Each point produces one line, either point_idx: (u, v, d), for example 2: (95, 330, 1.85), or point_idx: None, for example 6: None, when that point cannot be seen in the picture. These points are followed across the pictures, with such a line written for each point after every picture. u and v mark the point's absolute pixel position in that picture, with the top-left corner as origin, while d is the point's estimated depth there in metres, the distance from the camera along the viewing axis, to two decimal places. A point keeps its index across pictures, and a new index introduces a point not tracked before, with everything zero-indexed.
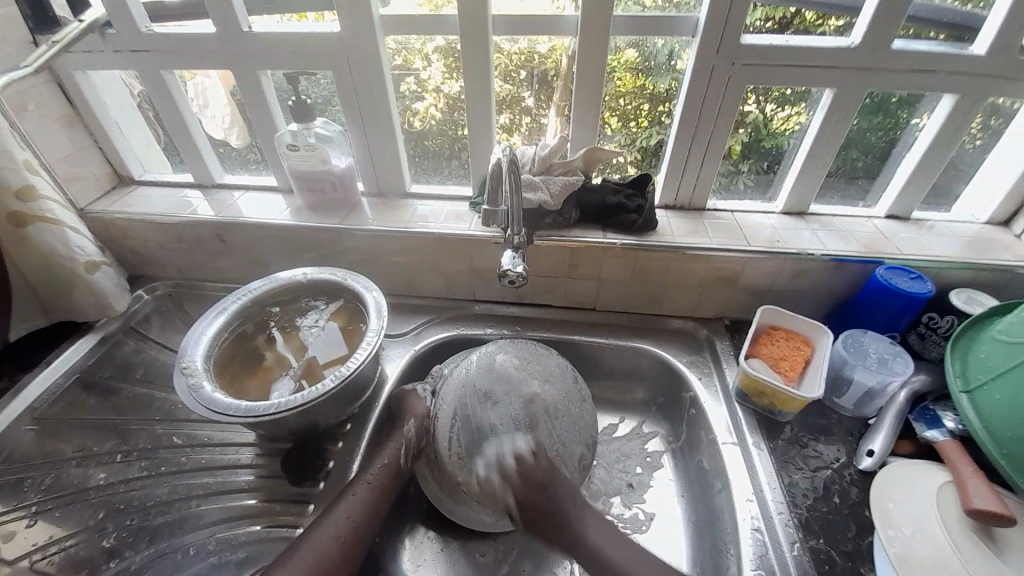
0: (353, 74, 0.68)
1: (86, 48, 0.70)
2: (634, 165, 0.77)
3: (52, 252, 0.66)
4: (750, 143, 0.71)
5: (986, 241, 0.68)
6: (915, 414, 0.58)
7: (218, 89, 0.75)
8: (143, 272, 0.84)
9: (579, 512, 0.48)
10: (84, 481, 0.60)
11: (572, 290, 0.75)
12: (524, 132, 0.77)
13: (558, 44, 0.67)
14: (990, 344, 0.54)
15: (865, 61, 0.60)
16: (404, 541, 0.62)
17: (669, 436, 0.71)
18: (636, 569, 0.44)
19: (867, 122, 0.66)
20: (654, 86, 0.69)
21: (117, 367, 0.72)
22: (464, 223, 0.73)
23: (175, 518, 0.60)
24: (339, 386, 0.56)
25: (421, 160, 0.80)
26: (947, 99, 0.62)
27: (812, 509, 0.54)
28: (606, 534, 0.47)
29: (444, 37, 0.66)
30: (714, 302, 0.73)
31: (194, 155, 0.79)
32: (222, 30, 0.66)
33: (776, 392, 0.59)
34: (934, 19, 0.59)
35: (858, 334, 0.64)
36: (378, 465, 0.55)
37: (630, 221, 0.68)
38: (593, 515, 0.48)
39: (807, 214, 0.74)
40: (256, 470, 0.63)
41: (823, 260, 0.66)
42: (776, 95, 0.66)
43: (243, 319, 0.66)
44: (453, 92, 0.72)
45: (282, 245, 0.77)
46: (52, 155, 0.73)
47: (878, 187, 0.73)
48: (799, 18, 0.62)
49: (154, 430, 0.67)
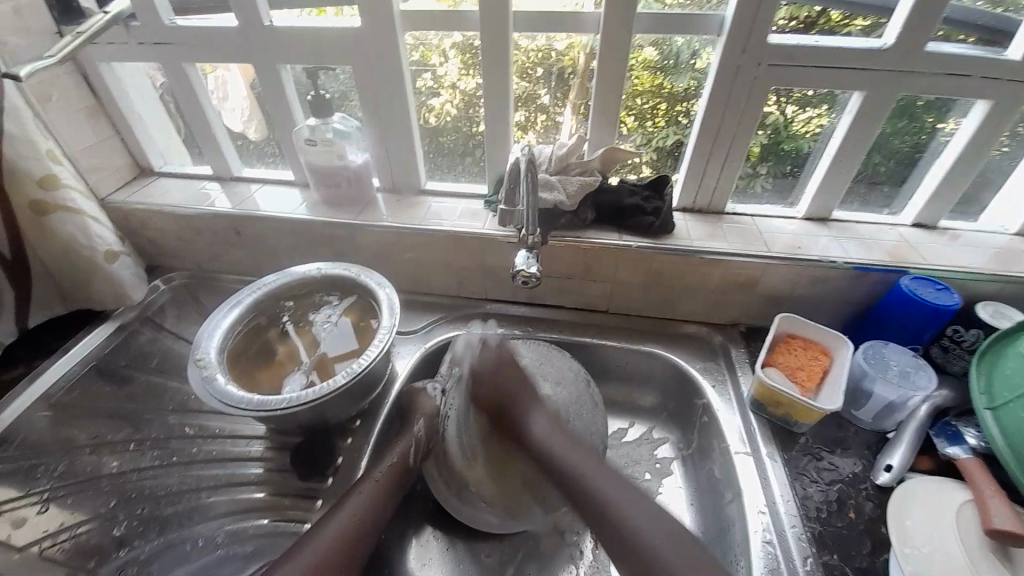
0: (372, 70, 0.68)
1: (110, 40, 0.70)
2: (650, 165, 0.75)
3: (72, 241, 0.67)
4: (769, 145, 0.69)
5: (1016, 252, 0.66)
6: (935, 430, 0.57)
7: (236, 81, 0.75)
8: (160, 262, 0.85)
9: (537, 419, 0.53)
10: (97, 469, 0.61)
11: (585, 292, 0.74)
12: (539, 130, 0.75)
13: (577, 41, 0.66)
14: (1019, 359, 0.52)
15: (896, 64, 0.58)
16: (410, 538, 0.62)
17: (680, 443, 0.70)
18: (597, 477, 0.47)
19: (893, 126, 0.64)
20: (672, 86, 0.67)
21: (132, 356, 0.73)
22: (477, 222, 0.72)
23: (184, 508, 0.61)
24: (350, 382, 0.56)
25: (435, 156, 0.80)
26: (980, 105, 0.60)
27: (827, 524, 0.53)
28: (562, 442, 0.51)
29: (463, 32, 0.66)
30: (730, 308, 0.72)
31: (212, 148, 0.80)
32: (242, 23, 0.66)
33: (793, 403, 0.58)
34: (969, 21, 0.57)
35: (880, 346, 0.62)
36: (386, 463, 0.55)
37: (647, 223, 0.67)
38: (551, 426, 0.53)
39: (829, 221, 0.72)
40: (265, 463, 0.65)
41: (845, 269, 0.64)
42: (797, 97, 0.64)
43: (257, 313, 0.66)
44: (469, 89, 0.71)
45: (297, 239, 0.77)
46: (75, 145, 0.74)
47: (904, 195, 0.71)
48: (824, 17, 0.60)
49: (168, 420, 0.68)
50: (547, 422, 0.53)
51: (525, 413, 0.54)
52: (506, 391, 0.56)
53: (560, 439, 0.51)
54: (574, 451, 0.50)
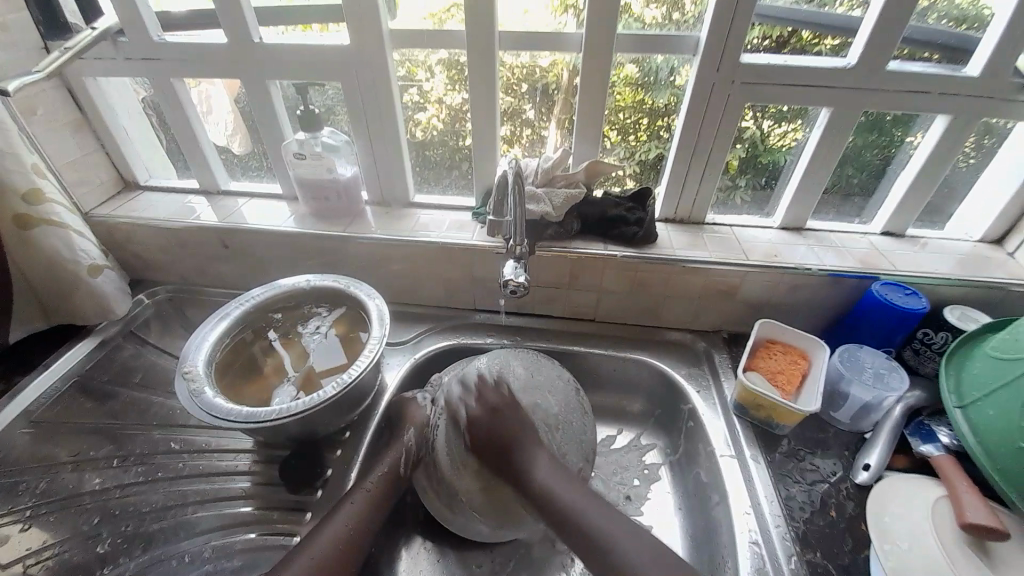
0: (359, 85, 0.69)
1: (98, 55, 0.71)
2: (633, 178, 0.78)
3: (55, 254, 0.67)
4: (747, 158, 0.72)
5: (980, 258, 0.69)
6: (909, 429, 0.59)
7: (221, 95, 0.75)
8: (144, 277, 0.85)
9: (538, 459, 0.50)
10: (78, 487, 0.59)
11: (572, 301, 0.76)
12: (525, 144, 0.77)
13: (560, 59, 0.68)
14: (984, 359, 0.54)
15: (860, 81, 0.61)
16: (401, 551, 0.61)
17: (668, 448, 0.72)
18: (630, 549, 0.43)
19: (861, 140, 0.68)
20: (652, 102, 0.70)
21: (115, 371, 0.72)
22: (465, 233, 0.74)
23: (171, 523, 0.59)
24: (340, 392, 0.57)
25: (422, 169, 0.81)
26: (941, 119, 0.63)
27: (809, 522, 0.55)
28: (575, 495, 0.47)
29: (448, 50, 0.68)
30: (713, 315, 0.74)
31: (199, 161, 0.80)
32: (231, 40, 0.67)
33: (774, 406, 0.60)
34: (926, 41, 0.61)
35: (855, 348, 0.65)
36: (378, 473, 0.55)
37: (630, 233, 0.69)
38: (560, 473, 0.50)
39: (804, 230, 0.75)
40: (252, 477, 0.64)
41: (820, 276, 0.67)
42: (773, 112, 0.67)
43: (245, 325, 0.66)
44: (455, 104, 0.73)
45: (285, 251, 0.78)
46: (60, 159, 0.74)
47: (874, 205, 0.74)
48: (795, 37, 0.63)
49: (151, 435, 0.67)
50: (546, 460, 0.51)
51: (529, 457, 0.51)
52: (508, 428, 0.53)
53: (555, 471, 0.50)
54: (592, 505, 0.46)
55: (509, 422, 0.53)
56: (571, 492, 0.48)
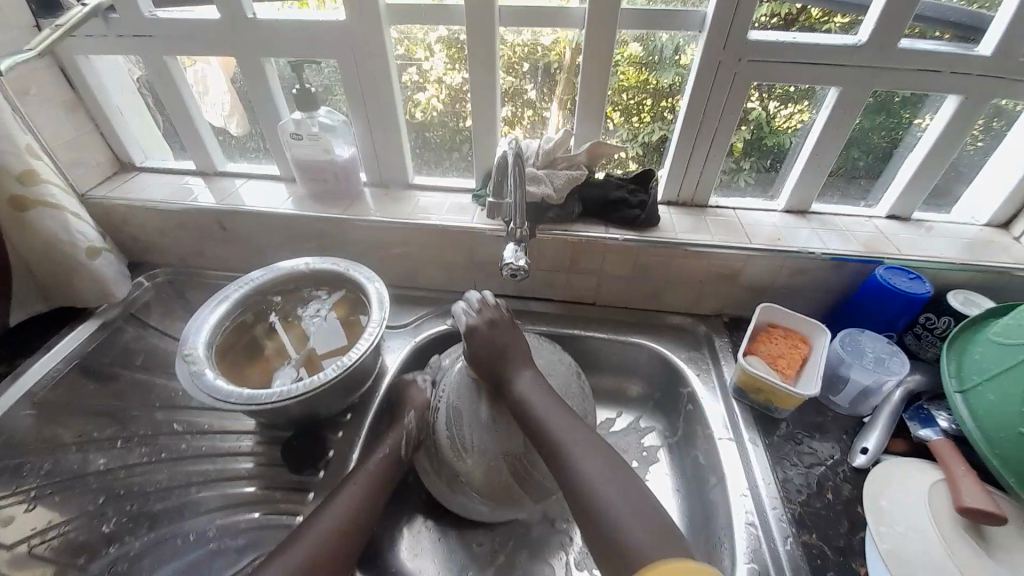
0: (356, 64, 0.68)
1: (88, 32, 0.69)
2: (636, 160, 0.77)
3: (53, 236, 0.66)
4: (752, 140, 0.71)
5: (985, 243, 0.68)
6: (908, 413, 0.59)
7: (219, 75, 0.74)
8: (143, 259, 0.84)
9: (524, 381, 0.53)
10: (83, 467, 0.60)
11: (572, 284, 0.75)
12: (526, 125, 0.76)
13: (562, 37, 0.66)
14: (985, 345, 0.54)
15: (871, 59, 0.60)
16: (402, 529, 0.62)
17: (666, 431, 0.72)
18: (591, 464, 0.46)
19: (869, 120, 0.66)
20: (657, 81, 0.68)
21: (117, 354, 0.72)
22: (466, 216, 0.73)
23: (174, 504, 0.60)
24: (340, 375, 0.57)
25: (422, 151, 0.80)
26: (950, 99, 0.62)
27: (806, 505, 0.55)
28: (552, 413, 0.50)
29: (447, 27, 0.66)
30: (714, 298, 0.73)
31: (196, 142, 0.79)
32: (225, 16, 0.65)
33: (773, 389, 0.60)
34: (939, 19, 0.59)
35: (855, 333, 0.64)
36: (379, 454, 0.56)
37: (633, 216, 0.68)
38: (544, 394, 0.53)
39: (808, 213, 0.74)
40: (256, 458, 0.64)
41: (823, 259, 0.66)
42: (779, 93, 0.66)
43: (245, 308, 0.66)
44: (455, 83, 0.71)
45: (284, 234, 0.77)
46: (54, 140, 0.73)
47: (879, 188, 0.73)
48: (804, 15, 0.62)
49: (154, 416, 0.68)
50: (555, 422, 0.50)
51: (516, 380, 0.54)
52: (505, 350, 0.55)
53: (561, 422, 0.50)
54: (569, 426, 0.49)
55: (506, 347, 0.56)
56: (549, 412, 0.51)
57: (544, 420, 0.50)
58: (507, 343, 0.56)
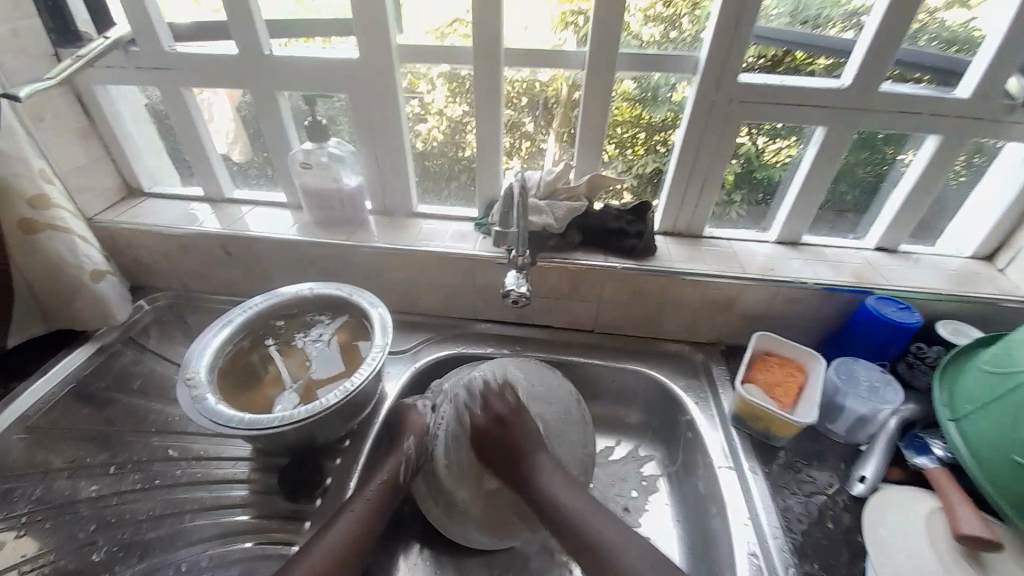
0: (366, 96, 0.71)
1: (108, 64, 0.72)
2: (630, 191, 0.79)
3: (58, 258, 0.67)
4: (742, 173, 0.74)
5: (972, 274, 0.71)
6: (904, 442, 0.60)
7: (224, 105, 0.77)
8: (145, 283, 0.85)
9: (540, 459, 0.51)
10: (73, 494, 0.59)
11: (571, 311, 0.76)
12: (523, 156, 0.79)
13: (559, 74, 0.70)
14: (974, 373, 0.56)
15: (855, 100, 0.63)
16: (399, 560, 0.61)
17: (666, 460, 0.72)
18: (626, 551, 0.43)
19: (854, 156, 0.70)
20: (649, 116, 0.72)
21: (113, 377, 0.72)
22: (468, 243, 0.75)
23: (168, 532, 0.59)
24: (341, 401, 0.57)
25: (424, 180, 0.82)
26: (931, 139, 0.66)
27: (807, 534, 0.55)
28: (570, 492, 0.48)
29: (450, 64, 0.70)
30: (711, 327, 0.75)
31: (205, 169, 0.81)
32: (242, 50, 0.69)
33: (770, 417, 0.60)
34: (916, 64, 0.63)
35: (850, 361, 0.65)
36: (379, 479, 0.55)
37: (630, 245, 0.71)
38: (557, 472, 0.50)
39: (800, 245, 0.76)
40: (250, 485, 0.64)
41: (815, 289, 0.68)
42: (767, 129, 0.69)
43: (247, 332, 0.67)
44: (456, 115, 0.75)
45: (288, 259, 0.78)
46: (65, 165, 0.74)
47: (868, 220, 0.76)
48: (789, 57, 0.65)
49: (149, 441, 0.67)
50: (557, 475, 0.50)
51: (531, 458, 0.51)
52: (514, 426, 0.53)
53: (561, 478, 0.50)
54: (591, 508, 0.47)
55: (514, 426, 0.53)
56: (569, 493, 0.48)
57: (563, 499, 0.48)
58: (517, 420, 0.53)
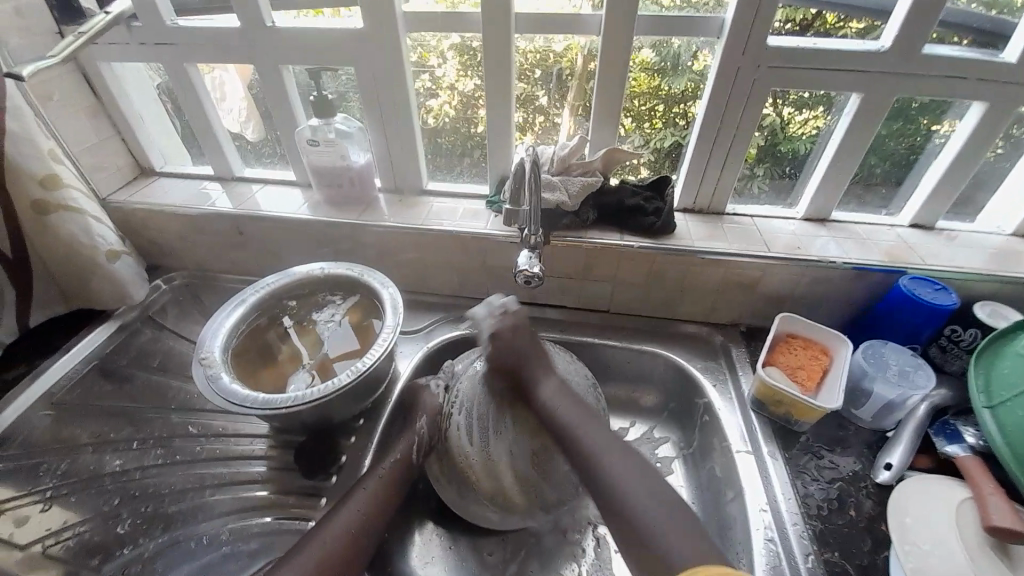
0: (372, 71, 0.68)
1: (112, 40, 0.71)
2: (648, 166, 0.76)
3: (73, 240, 0.67)
4: (766, 146, 0.70)
5: (1014, 253, 0.66)
6: (933, 429, 0.57)
7: (235, 83, 0.75)
8: (161, 263, 0.85)
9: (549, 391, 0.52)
10: (98, 469, 0.61)
11: (586, 291, 0.74)
12: (537, 131, 0.76)
13: (574, 44, 0.66)
14: (1016, 359, 0.53)
15: (894, 65, 0.58)
16: (413, 536, 0.62)
17: (681, 442, 0.71)
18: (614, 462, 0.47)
19: (886, 128, 0.65)
20: (668, 89, 0.68)
21: (133, 356, 0.73)
22: (479, 221, 0.73)
23: (190, 505, 0.61)
24: (355, 381, 0.56)
25: (435, 156, 0.80)
26: (976, 107, 0.60)
27: (828, 521, 0.54)
28: (575, 413, 0.51)
29: (462, 34, 0.66)
30: (731, 308, 0.72)
31: (214, 148, 0.80)
32: (246, 24, 0.66)
33: (794, 402, 0.58)
34: (962, 25, 0.58)
35: (880, 345, 0.63)
36: (391, 462, 0.55)
37: (648, 223, 0.68)
38: (562, 395, 0.53)
39: (828, 221, 0.72)
40: (269, 462, 0.64)
41: (844, 269, 0.65)
42: (793, 98, 0.65)
43: (260, 312, 0.66)
44: (467, 90, 0.72)
45: (298, 239, 0.78)
46: (76, 144, 0.74)
47: (902, 195, 0.72)
48: (819, 20, 0.61)
49: (169, 419, 0.68)
50: (556, 385, 0.53)
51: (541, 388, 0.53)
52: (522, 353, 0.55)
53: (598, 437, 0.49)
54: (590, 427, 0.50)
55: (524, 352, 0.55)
56: (578, 417, 0.51)
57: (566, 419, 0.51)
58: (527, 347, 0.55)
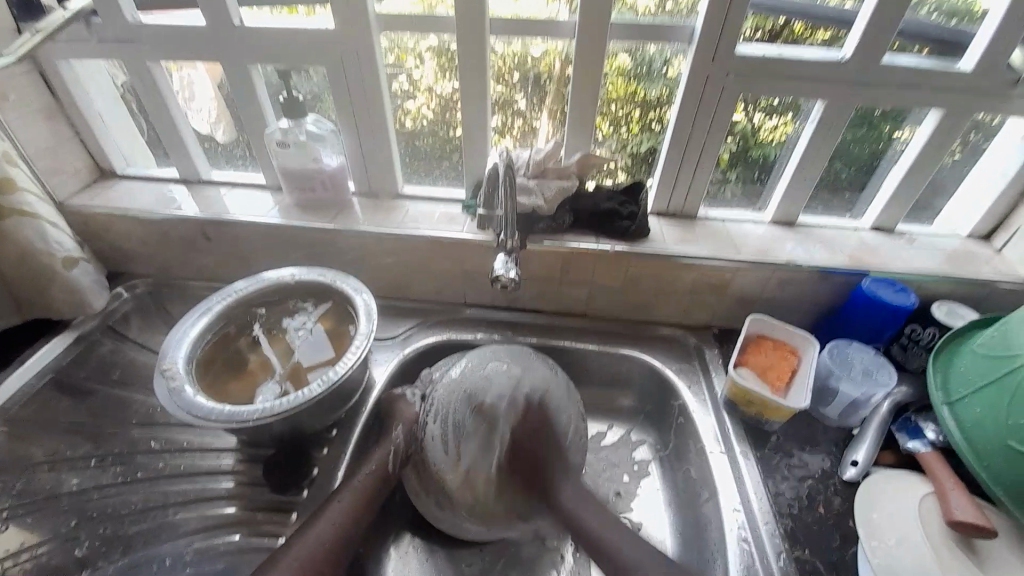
0: (345, 73, 0.67)
1: (70, 37, 0.68)
2: (625, 170, 0.77)
3: (28, 245, 0.64)
4: (739, 152, 0.71)
5: (968, 255, 0.70)
6: (896, 425, 0.60)
7: (204, 82, 0.73)
8: (123, 270, 0.82)
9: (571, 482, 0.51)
10: (56, 488, 0.58)
11: (563, 296, 0.75)
12: (516, 135, 0.75)
13: (552, 48, 0.66)
14: (970, 357, 0.55)
15: (856, 74, 0.61)
16: (389, 549, 0.61)
17: (657, 444, 0.72)
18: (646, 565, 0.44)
19: (852, 133, 0.68)
20: (645, 93, 0.69)
21: (93, 369, 0.69)
22: (456, 226, 0.72)
23: (151, 526, 0.58)
24: (326, 391, 0.55)
25: (413, 159, 0.79)
26: (934, 114, 0.63)
27: (798, 519, 0.55)
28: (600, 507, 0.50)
29: (439, 36, 0.66)
30: (704, 310, 0.74)
31: (179, 150, 0.77)
32: (213, 22, 0.64)
33: (764, 402, 0.60)
34: (920, 35, 0.60)
35: (845, 345, 0.65)
36: (366, 472, 0.55)
37: (623, 228, 0.68)
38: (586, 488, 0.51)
39: (795, 225, 0.75)
40: (236, 476, 0.63)
41: (810, 271, 0.67)
42: (764, 105, 0.66)
43: (227, 320, 0.64)
44: (445, 92, 0.71)
45: (269, 244, 0.76)
46: (32, 147, 0.70)
47: (865, 200, 0.74)
48: (788, 29, 0.62)
49: (132, 433, 0.65)
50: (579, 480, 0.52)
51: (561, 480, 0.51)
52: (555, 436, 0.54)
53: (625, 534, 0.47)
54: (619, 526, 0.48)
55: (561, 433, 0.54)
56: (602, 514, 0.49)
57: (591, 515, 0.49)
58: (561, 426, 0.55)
